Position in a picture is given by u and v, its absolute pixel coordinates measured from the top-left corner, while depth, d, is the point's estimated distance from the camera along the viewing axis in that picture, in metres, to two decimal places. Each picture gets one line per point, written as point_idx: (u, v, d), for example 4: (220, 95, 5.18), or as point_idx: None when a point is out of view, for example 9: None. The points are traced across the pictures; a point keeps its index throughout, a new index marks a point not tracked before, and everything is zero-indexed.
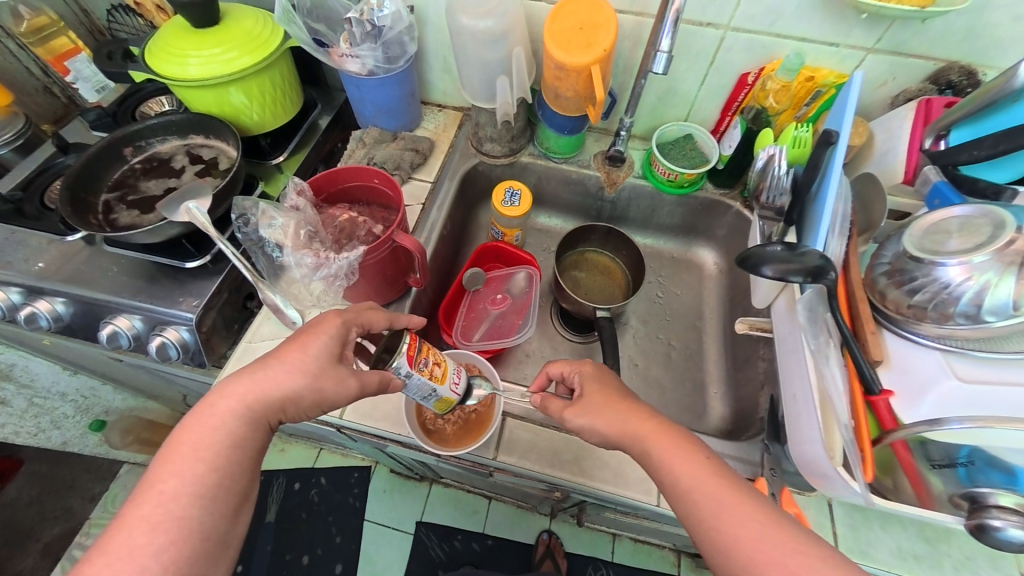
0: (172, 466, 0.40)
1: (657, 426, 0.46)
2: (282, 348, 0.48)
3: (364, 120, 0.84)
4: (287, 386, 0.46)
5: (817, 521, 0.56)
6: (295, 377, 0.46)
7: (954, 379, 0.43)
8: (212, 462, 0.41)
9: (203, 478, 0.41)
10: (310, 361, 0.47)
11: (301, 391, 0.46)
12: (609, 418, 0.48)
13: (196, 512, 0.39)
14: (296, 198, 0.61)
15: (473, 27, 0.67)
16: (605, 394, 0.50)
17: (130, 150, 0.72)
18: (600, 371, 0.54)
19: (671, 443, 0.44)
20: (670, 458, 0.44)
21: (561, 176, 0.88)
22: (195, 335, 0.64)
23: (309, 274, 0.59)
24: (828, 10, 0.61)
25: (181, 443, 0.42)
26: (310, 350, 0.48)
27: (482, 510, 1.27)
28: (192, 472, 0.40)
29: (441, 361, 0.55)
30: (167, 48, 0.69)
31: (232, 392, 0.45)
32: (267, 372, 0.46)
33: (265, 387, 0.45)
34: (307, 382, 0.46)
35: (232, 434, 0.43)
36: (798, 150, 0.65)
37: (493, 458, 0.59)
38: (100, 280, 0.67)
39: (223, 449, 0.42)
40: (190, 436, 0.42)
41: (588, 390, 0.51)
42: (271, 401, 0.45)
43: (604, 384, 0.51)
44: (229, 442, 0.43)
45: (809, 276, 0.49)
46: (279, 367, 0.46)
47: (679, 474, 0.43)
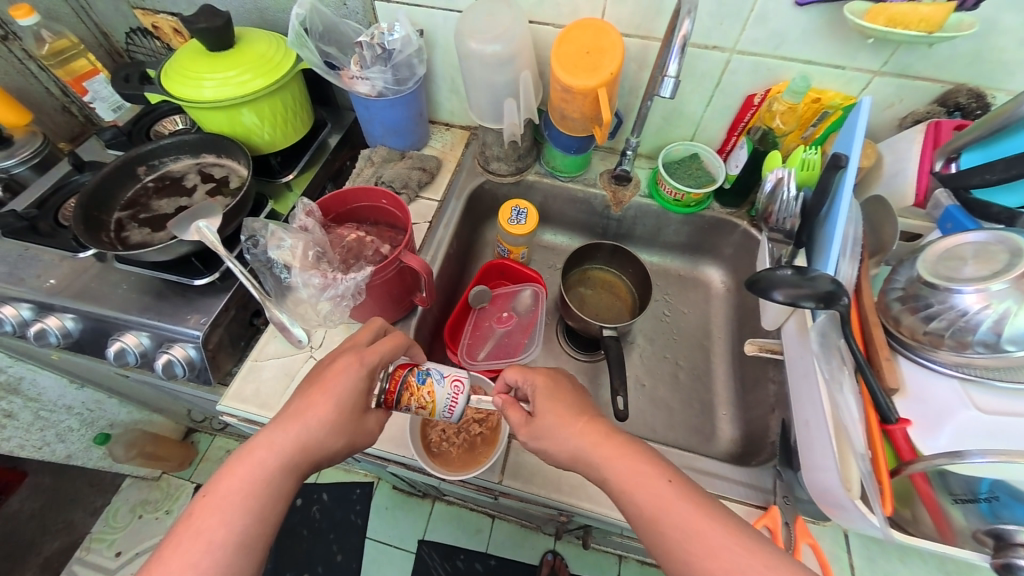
0: (219, 514, 0.39)
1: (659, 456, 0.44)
2: (316, 399, 0.46)
3: (373, 140, 0.85)
4: (328, 443, 0.46)
5: (833, 552, 0.54)
6: (329, 435, 0.46)
7: (972, 409, 0.42)
8: (257, 513, 0.41)
9: (246, 531, 0.40)
10: (346, 417, 0.47)
11: (337, 448, 0.46)
12: (561, 444, 0.47)
13: (242, 564, 0.39)
14: (305, 218, 0.61)
15: (481, 51, 0.68)
16: (557, 430, 0.47)
17: (143, 169, 0.74)
18: (552, 383, 0.51)
19: (630, 469, 0.43)
20: (633, 486, 0.42)
21: (566, 195, 0.88)
22: (201, 353, 0.64)
23: (316, 295, 0.58)
24: (833, 34, 0.61)
25: (226, 498, 0.40)
26: (341, 407, 0.47)
27: (485, 529, 1.24)
28: (239, 525, 0.40)
29: (428, 403, 0.50)
30: (183, 71, 0.70)
31: (268, 447, 0.44)
32: (307, 428, 0.45)
33: (300, 444, 0.45)
34: (345, 437, 0.47)
35: (268, 484, 0.42)
36: (806, 172, 0.64)
37: (498, 482, 0.58)
38: (109, 297, 0.68)
39: (268, 501, 0.42)
40: (227, 491, 0.41)
41: (541, 410, 0.49)
42: (307, 459, 0.45)
43: (557, 407, 0.48)
44: (272, 494, 0.42)
45: (820, 301, 0.48)
46: (320, 423, 0.46)
47: (641, 502, 0.41)
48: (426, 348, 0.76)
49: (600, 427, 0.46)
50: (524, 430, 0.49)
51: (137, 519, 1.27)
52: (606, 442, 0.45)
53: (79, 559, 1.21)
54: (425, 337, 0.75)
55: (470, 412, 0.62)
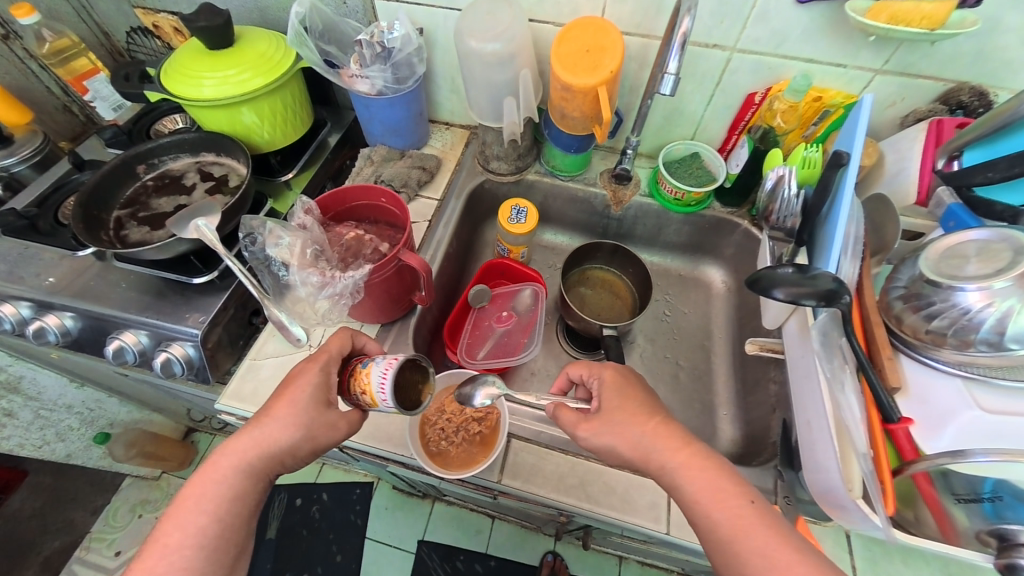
0: (177, 519, 0.41)
1: (693, 455, 0.44)
2: (273, 400, 0.47)
3: (373, 139, 0.85)
4: (283, 441, 0.46)
5: (835, 554, 0.53)
6: (287, 431, 0.46)
7: (975, 409, 0.42)
8: (214, 513, 0.42)
9: (207, 530, 0.41)
10: (300, 414, 0.47)
11: (296, 443, 0.46)
12: (629, 439, 0.47)
13: (199, 564, 0.40)
14: (304, 216, 0.61)
15: (481, 50, 0.68)
16: (623, 423, 0.48)
17: (143, 167, 0.74)
18: (622, 379, 0.51)
19: (710, 481, 0.42)
20: (709, 500, 0.42)
21: (566, 194, 0.88)
22: (200, 351, 0.64)
23: (314, 293, 0.58)
24: (835, 32, 0.61)
25: (185, 500, 0.42)
26: (297, 403, 0.47)
27: (485, 530, 1.24)
28: (195, 525, 0.41)
29: (365, 385, 0.48)
30: (183, 70, 0.70)
31: (231, 452, 0.45)
32: (261, 429, 0.46)
33: (260, 444, 0.45)
34: (301, 432, 0.46)
35: (234, 487, 0.44)
36: (807, 171, 0.64)
37: (497, 482, 0.58)
38: (109, 296, 0.68)
39: (234, 501, 0.43)
40: (190, 497, 0.42)
41: (609, 405, 0.49)
42: (269, 457, 0.45)
43: (625, 402, 0.49)
44: (231, 494, 0.43)
45: (821, 300, 0.47)
46: (273, 422, 0.46)
47: (715, 514, 0.41)
48: (425, 348, 0.75)
49: (674, 431, 0.46)
50: (583, 423, 0.50)
51: (137, 519, 1.27)
52: (685, 447, 0.45)
53: (79, 558, 1.21)
54: (424, 337, 0.75)
55: (469, 411, 0.61)
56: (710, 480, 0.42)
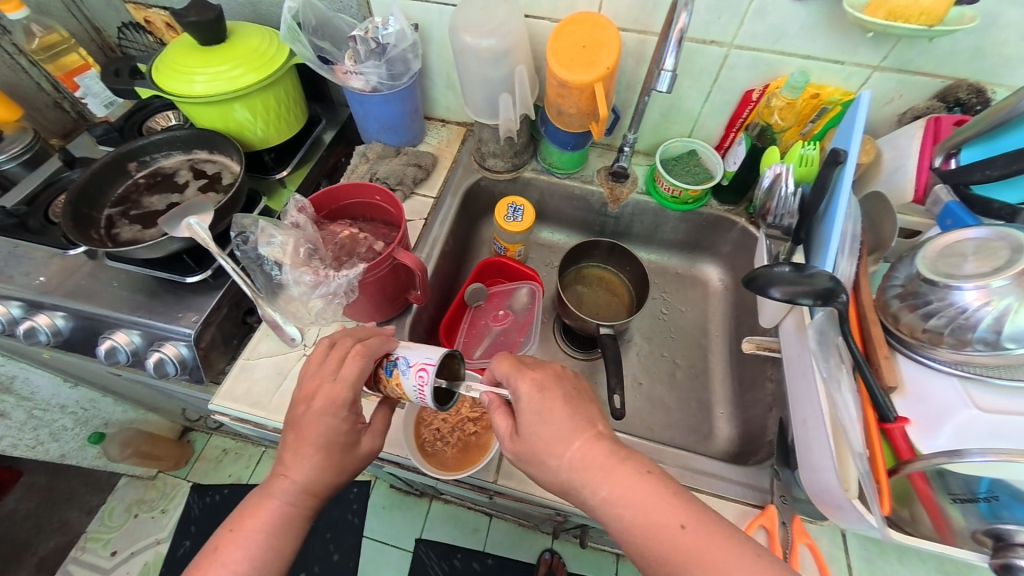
0: (235, 552, 0.44)
1: (633, 471, 0.42)
2: (305, 443, 0.47)
3: (369, 136, 0.85)
4: (327, 479, 0.48)
5: (831, 553, 0.53)
6: (322, 472, 0.47)
7: (973, 408, 0.41)
8: (272, 547, 0.45)
9: (266, 562, 0.45)
10: (336, 452, 0.48)
11: (338, 477, 0.49)
12: (549, 472, 0.44)
13: None
14: (297, 215, 0.60)
15: (476, 46, 0.67)
16: (549, 444, 0.44)
17: (134, 165, 0.73)
18: (541, 391, 0.46)
19: (645, 496, 0.40)
20: (636, 512, 0.40)
21: (563, 192, 0.87)
22: (193, 351, 0.64)
23: (308, 292, 0.57)
24: (832, 28, 0.61)
25: (244, 534, 0.45)
26: (328, 446, 0.47)
27: (482, 528, 1.24)
28: (255, 559, 0.44)
29: (400, 391, 0.51)
30: (175, 66, 0.70)
31: (270, 499, 0.46)
32: (302, 471, 0.47)
33: (300, 490, 0.47)
34: (341, 468, 0.49)
35: (287, 521, 0.46)
36: (805, 168, 0.63)
37: (493, 482, 0.57)
38: (101, 294, 0.67)
39: (285, 536, 0.46)
40: (235, 550, 0.44)
41: (528, 429, 0.45)
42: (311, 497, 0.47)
43: (545, 425, 0.44)
44: (284, 526, 0.46)
45: (819, 299, 0.47)
46: (313, 466, 0.47)
47: (643, 526, 0.40)
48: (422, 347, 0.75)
49: (606, 446, 0.43)
50: (509, 447, 0.46)
51: (134, 519, 1.26)
52: (611, 477, 0.41)
53: (75, 558, 1.20)
54: (421, 335, 0.74)
55: (464, 411, 0.61)
56: (642, 513, 0.40)
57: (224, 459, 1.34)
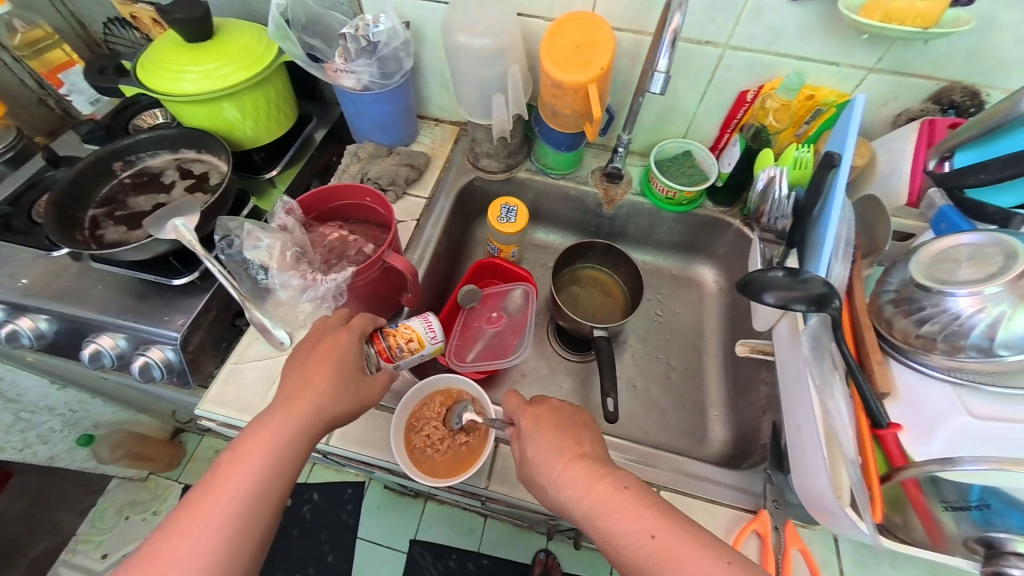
0: (238, 466, 0.42)
1: (608, 486, 0.44)
2: (319, 364, 0.48)
3: (360, 135, 0.83)
4: (335, 402, 0.47)
5: (825, 558, 0.53)
6: (333, 393, 0.47)
7: (965, 415, 0.41)
8: (271, 468, 0.42)
9: (265, 483, 0.42)
10: (348, 376, 0.49)
11: (347, 405, 0.48)
12: (545, 494, 0.47)
13: (258, 511, 0.41)
14: (285, 217, 0.59)
15: (470, 45, 0.66)
16: (540, 468, 0.47)
17: (120, 164, 0.72)
18: (536, 421, 0.50)
19: (624, 509, 0.42)
20: (615, 523, 0.42)
21: (558, 193, 0.87)
22: (180, 355, 0.63)
23: (296, 296, 0.56)
24: (828, 30, 0.60)
25: (247, 450, 0.42)
26: (341, 368, 0.49)
27: (478, 528, 1.23)
28: (256, 476, 0.42)
29: (412, 333, 0.57)
30: (161, 63, 0.68)
31: (278, 420, 0.44)
32: (313, 390, 0.46)
33: (315, 410, 0.46)
34: (349, 395, 0.48)
35: (291, 444, 0.44)
36: (799, 171, 0.63)
37: (485, 487, 0.57)
38: (86, 297, 0.66)
39: (288, 458, 0.43)
40: (240, 466, 0.42)
41: (526, 453, 0.49)
42: (320, 424, 0.46)
43: (539, 447, 0.48)
44: (288, 447, 0.44)
45: (812, 304, 0.46)
46: (324, 386, 0.47)
47: (626, 539, 0.41)
48: None
49: (588, 465, 0.46)
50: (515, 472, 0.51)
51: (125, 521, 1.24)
52: (591, 491, 0.44)
53: (65, 562, 1.16)
54: None
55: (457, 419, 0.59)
56: (617, 527, 0.41)
57: None
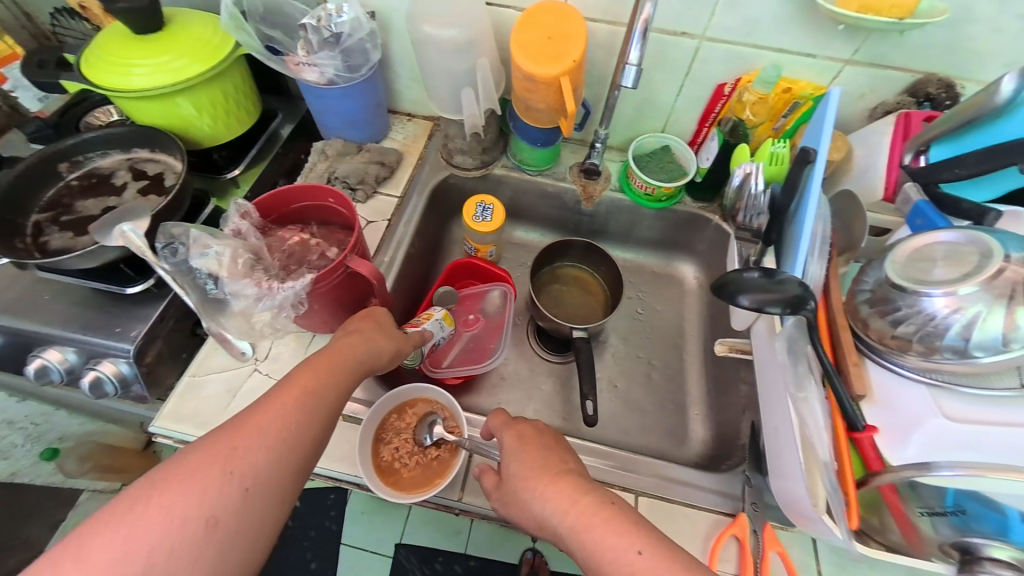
0: (307, 373, 0.43)
1: (590, 504, 0.42)
2: (370, 317, 0.53)
3: (328, 133, 0.80)
4: (386, 345, 0.51)
5: (803, 561, 0.52)
6: (385, 338, 0.52)
7: (941, 417, 0.40)
8: (331, 385, 0.44)
9: (325, 396, 0.43)
10: (393, 329, 0.54)
11: (393, 352, 0.52)
12: (525, 513, 0.45)
13: (317, 419, 0.42)
14: (239, 221, 0.55)
15: (437, 37, 0.63)
16: (522, 487, 0.45)
17: (66, 166, 0.67)
18: (520, 440, 0.49)
19: (608, 526, 0.40)
20: (601, 544, 0.39)
21: (536, 190, 0.84)
22: (135, 368, 0.59)
23: (251, 306, 0.52)
24: (804, 21, 0.59)
25: (314, 364, 0.44)
26: (388, 322, 0.54)
27: (464, 530, 1.20)
28: (319, 386, 0.43)
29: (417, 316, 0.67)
30: (108, 57, 0.64)
31: (342, 347, 0.47)
32: (369, 332, 0.50)
33: (363, 351, 0.48)
34: (396, 343, 0.52)
35: (349, 371, 0.46)
36: (776, 167, 0.62)
37: (458, 499, 0.55)
38: (31, 308, 0.62)
39: (347, 380, 0.45)
40: (307, 376, 0.43)
41: (508, 471, 0.47)
42: (373, 362, 0.49)
43: (521, 466, 0.46)
44: (350, 370, 0.46)
45: (788, 306, 0.45)
46: (376, 330, 0.51)
47: (609, 557, 0.39)
48: None
49: (571, 481, 0.44)
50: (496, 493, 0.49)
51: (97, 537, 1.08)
52: (574, 506, 0.42)
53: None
54: None
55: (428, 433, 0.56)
56: (601, 541, 0.39)
57: None
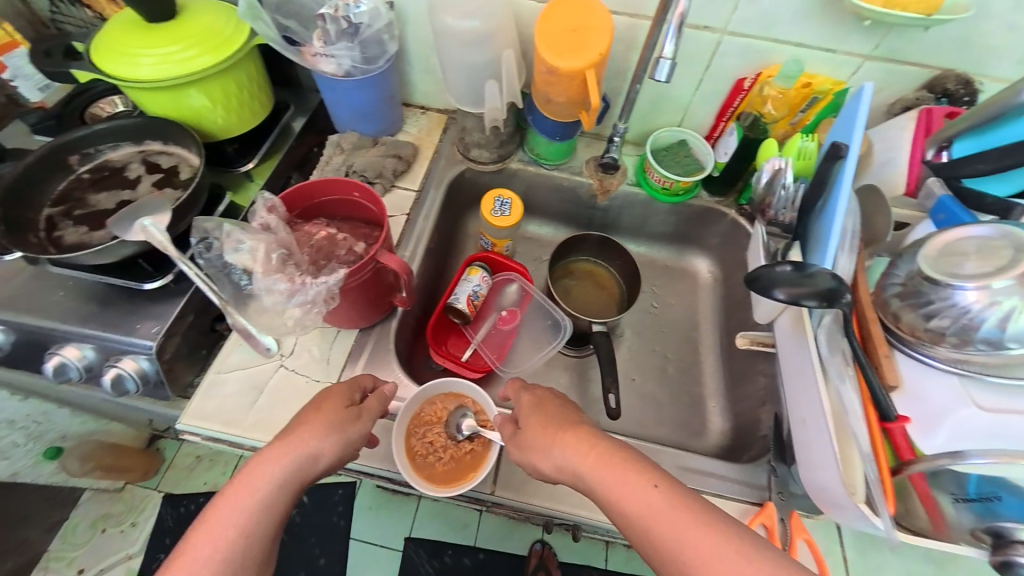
0: (223, 507, 0.40)
1: (603, 451, 0.43)
2: (308, 412, 0.47)
3: (341, 125, 0.79)
4: (320, 446, 0.45)
5: (828, 546, 0.54)
6: (321, 437, 0.45)
7: (972, 407, 0.41)
8: (249, 515, 0.40)
9: (247, 526, 0.40)
10: (334, 422, 0.47)
11: (333, 450, 0.46)
12: (548, 462, 0.46)
13: (236, 555, 0.39)
14: (267, 215, 0.54)
15: (457, 27, 0.63)
16: (542, 442, 0.47)
17: (76, 158, 0.65)
18: (537, 399, 0.52)
19: (622, 470, 0.41)
20: (616, 485, 0.40)
21: (551, 184, 0.84)
22: (156, 365, 0.58)
23: (283, 302, 0.51)
24: (826, 16, 0.59)
25: (234, 492, 0.41)
26: (328, 415, 0.47)
27: (472, 524, 1.22)
28: (236, 520, 0.40)
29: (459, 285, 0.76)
30: (117, 45, 0.62)
31: (264, 465, 0.42)
32: (299, 436, 0.45)
33: (295, 461, 0.43)
34: (335, 439, 0.46)
35: (272, 492, 0.42)
36: (803, 162, 0.63)
37: (490, 494, 0.55)
38: (44, 305, 0.60)
39: (267, 505, 0.41)
40: (225, 512, 0.40)
41: (527, 425, 0.49)
42: (305, 471, 0.44)
43: (538, 422, 0.49)
44: (272, 489, 0.42)
45: (822, 300, 0.46)
46: (307, 430, 0.45)
47: (627, 503, 0.39)
48: (407, 351, 0.70)
49: (586, 433, 0.45)
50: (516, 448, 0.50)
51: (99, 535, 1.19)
52: (590, 452, 0.43)
53: None
54: (405, 340, 0.69)
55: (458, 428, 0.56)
56: (620, 484, 0.40)
57: (196, 467, 1.27)
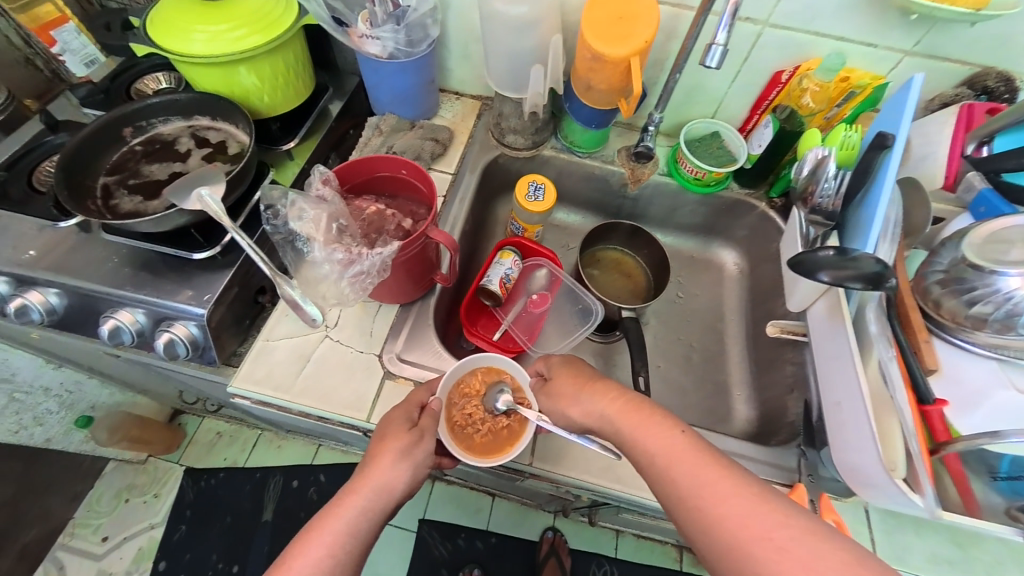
0: (312, 536, 0.43)
1: (629, 402, 0.48)
2: (380, 444, 0.49)
3: (380, 108, 0.81)
4: (393, 478, 0.47)
5: (855, 526, 0.56)
6: (393, 468, 0.48)
7: (1009, 389, 0.43)
8: (332, 546, 0.43)
9: (334, 555, 0.42)
10: (405, 452, 0.49)
11: (406, 480, 0.48)
12: (576, 408, 0.51)
13: None
14: (322, 188, 0.57)
15: (506, 13, 0.65)
16: (572, 394, 0.52)
17: (129, 130, 0.67)
18: (567, 358, 0.57)
19: (645, 416, 0.45)
20: (642, 432, 0.44)
21: (582, 172, 0.85)
22: (205, 331, 0.60)
23: (337, 273, 0.54)
24: (869, 10, 0.60)
25: (321, 526, 0.44)
26: (398, 443, 0.49)
27: (485, 509, 1.26)
28: (322, 552, 0.42)
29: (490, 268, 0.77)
30: (173, 21, 0.64)
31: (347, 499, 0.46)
32: (376, 467, 0.47)
33: (373, 493, 0.47)
34: (409, 469, 0.48)
35: (353, 524, 0.44)
36: (847, 151, 0.60)
37: (528, 465, 0.58)
38: (96, 271, 0.62)
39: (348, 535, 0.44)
40: (314, 543, 0.43)
41: (556, 376, 0.55)
42: (384, 501, 0.47)
43: (566, 377, 0.54)
44: (354, 521, 0.45)
45: (866, 283, 0.47)
46: (381, 462, 0.48)
47: (652, 449, 0.43)
48: (442, 329, 0.72)
49: (615, 387, 0.50)
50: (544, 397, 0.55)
51: (123, 505, 1.22)
52: (614, 402, 0.48)
53: (63, 545, 1.16)
54: (441, 317, 0.71)
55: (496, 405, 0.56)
56: (645, 430, 0.44)
57: (218, 443, 1.30)
